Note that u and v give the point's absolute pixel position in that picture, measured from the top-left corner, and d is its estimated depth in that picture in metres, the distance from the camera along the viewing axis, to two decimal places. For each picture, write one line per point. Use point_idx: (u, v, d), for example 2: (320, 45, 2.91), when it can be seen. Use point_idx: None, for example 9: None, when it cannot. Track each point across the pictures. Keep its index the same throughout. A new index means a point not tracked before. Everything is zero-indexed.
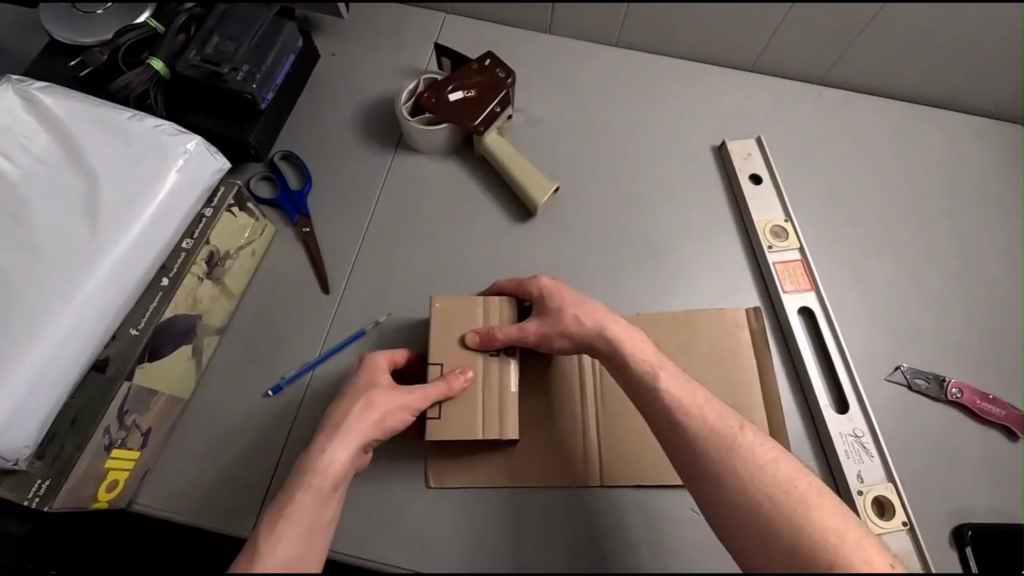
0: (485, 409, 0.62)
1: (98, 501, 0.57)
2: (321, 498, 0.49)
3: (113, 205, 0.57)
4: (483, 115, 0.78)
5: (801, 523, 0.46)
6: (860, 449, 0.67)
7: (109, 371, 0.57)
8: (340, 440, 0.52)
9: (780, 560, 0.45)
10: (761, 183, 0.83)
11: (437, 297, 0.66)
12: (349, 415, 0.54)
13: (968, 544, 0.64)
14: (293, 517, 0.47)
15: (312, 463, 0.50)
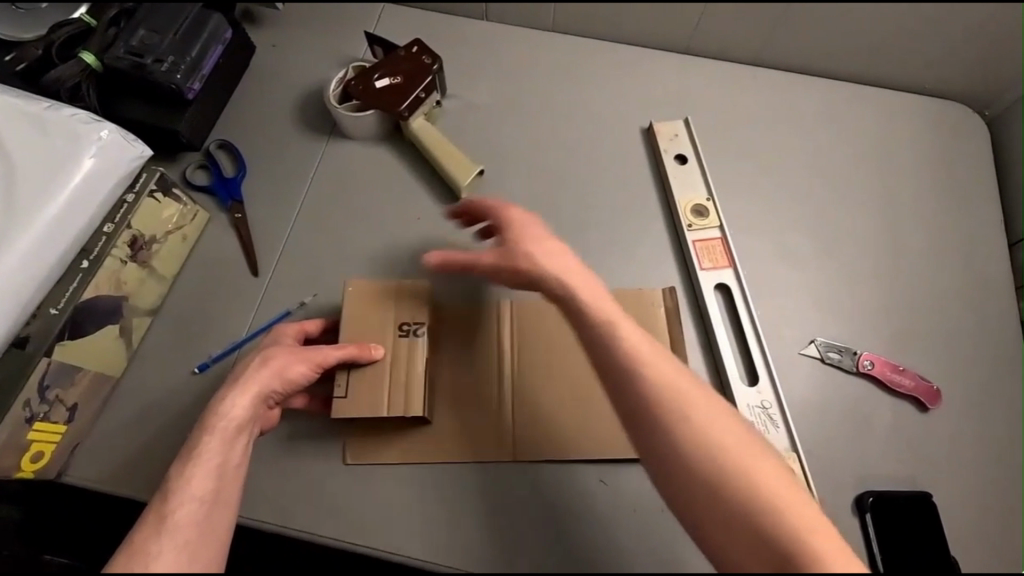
0: (392, 385, 0.63)
1: (24, 471, 0.61)
2: (225, 442, 0.54)
3: (27, 191, 0.60)
4: (408, 101, 0.80)
5: (684, 434, 0.47)
6: (767, 420, 0.69)
7: (28, 347, 0.60)
8: (240, 393, 0.57)
9: (666, 440, 0.48)
10: (687, 162, 0.84)
11: (353, 280, 0.69)
12: (249, 370, 0.58)
13: (868, 511, 0.65)
14: (202, 457, 0.53)
15: (217, 415, 0.55)
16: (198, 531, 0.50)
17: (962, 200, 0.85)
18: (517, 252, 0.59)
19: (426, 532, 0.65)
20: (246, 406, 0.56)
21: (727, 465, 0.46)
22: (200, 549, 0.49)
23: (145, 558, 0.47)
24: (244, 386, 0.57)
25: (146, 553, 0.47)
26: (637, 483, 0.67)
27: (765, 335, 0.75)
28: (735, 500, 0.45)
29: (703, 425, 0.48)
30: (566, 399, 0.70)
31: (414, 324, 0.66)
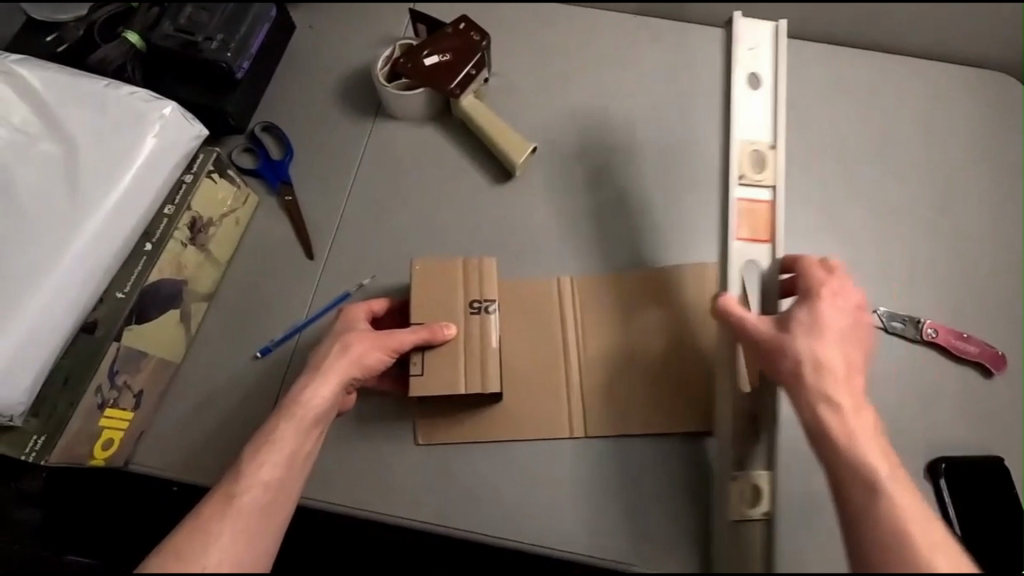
0: (467, 363, 0.63)
1: (95, 459, 0.60)
2: (301, 431, 0.53)
3: (92, 170, 0.58)
4: (459, 79, 0.79)
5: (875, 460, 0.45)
6: (731, 425, 0.59)
7: (98, 333, 0.59)
8: (323, 383, 0.56)
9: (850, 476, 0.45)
10: (760, 86, 0.67)
11: (417, 260, 0.68)
12: (328, 360, 0.58)
13: (941, 475, 0.66)
14: (276, 443, 0.52)
15: (293, 402, 0.54)
16: (258, 521, 0.48)
17: (1017, 166, 0.84)
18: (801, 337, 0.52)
19: (501, 510, 0.65)
20: (325, 394, 0.56)
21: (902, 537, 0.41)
22: (257, 540, 0.48)
23: (203, 540, 0.46)
24: (325, 375, 0.56)
25: (204, 536, 0.46)
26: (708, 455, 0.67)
27: None
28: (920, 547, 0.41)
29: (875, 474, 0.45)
30: (638, 374, 0.69)
31: (485, 301, 0.65)
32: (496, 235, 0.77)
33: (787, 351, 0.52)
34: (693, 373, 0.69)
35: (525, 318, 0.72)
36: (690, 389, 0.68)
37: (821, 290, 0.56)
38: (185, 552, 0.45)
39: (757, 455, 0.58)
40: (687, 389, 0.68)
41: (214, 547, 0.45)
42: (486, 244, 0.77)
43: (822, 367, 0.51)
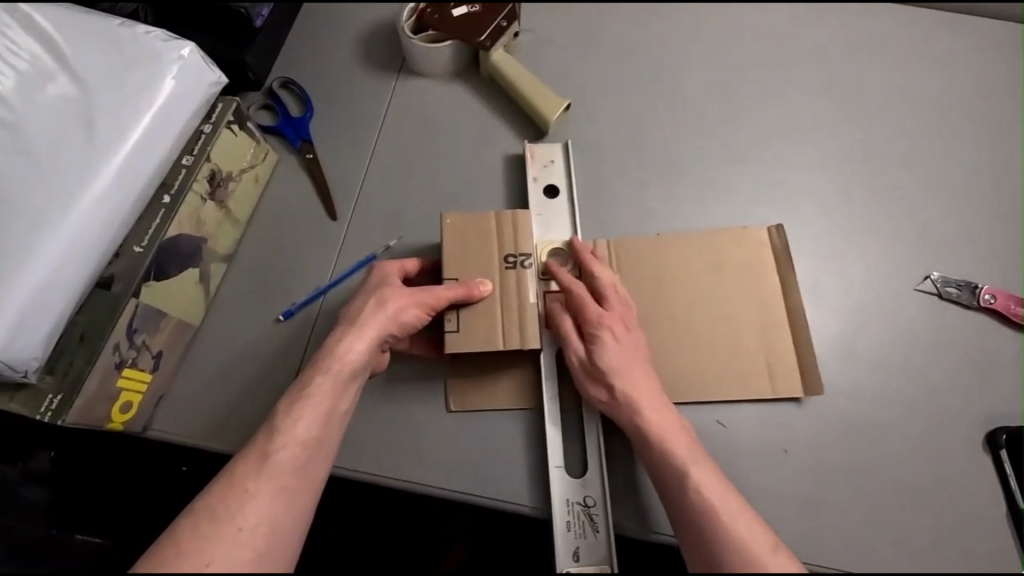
0: (504, 321, 0.59)
1: (113, 422, 0.56)
2: (337, 387, 0.51)
3: (108, 114, 0.55)
4: (489, 30, 0.74)
5: (708, 511, 0.48)
6: (586, 522, 0.57)
7: (115, 288, 0.56)
8: (357, 338, 0.53)
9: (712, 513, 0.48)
10: (557, 196, 0.72)
11: (448, 214, 0.64)
12: (362, 310, 0.55)
13: (1002, 447, 0.62)
14: (310, 397, 0.49)
15: (323, 356, 0.52)
16: (296, 478, 0.46)
17: None
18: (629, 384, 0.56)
19: (543, 481, 0.60)
20: (357, 349, 0.53)
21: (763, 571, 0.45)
22: (295, 499, 0.45)
23: (238, 499, 0.43)
24: (358, 328, 0.54)
25: (240, 495, 0.43)
26: (756, 425, 0.64)
27: (877, 272, 0.71)
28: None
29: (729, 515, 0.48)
30: (680, 338, 0.66)
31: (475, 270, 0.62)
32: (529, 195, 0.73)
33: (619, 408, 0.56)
34: (737, 339, 0.66)
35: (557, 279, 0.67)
36: (732, 353, 0.65)
37: (612, 335, 0.58)
38: (219, 512, 0.42)
39: (585, 552, 0.56)
40: (728, 354, 0.65)
41: (251, 507, 0.43)
42: (518, 205, 0.73)
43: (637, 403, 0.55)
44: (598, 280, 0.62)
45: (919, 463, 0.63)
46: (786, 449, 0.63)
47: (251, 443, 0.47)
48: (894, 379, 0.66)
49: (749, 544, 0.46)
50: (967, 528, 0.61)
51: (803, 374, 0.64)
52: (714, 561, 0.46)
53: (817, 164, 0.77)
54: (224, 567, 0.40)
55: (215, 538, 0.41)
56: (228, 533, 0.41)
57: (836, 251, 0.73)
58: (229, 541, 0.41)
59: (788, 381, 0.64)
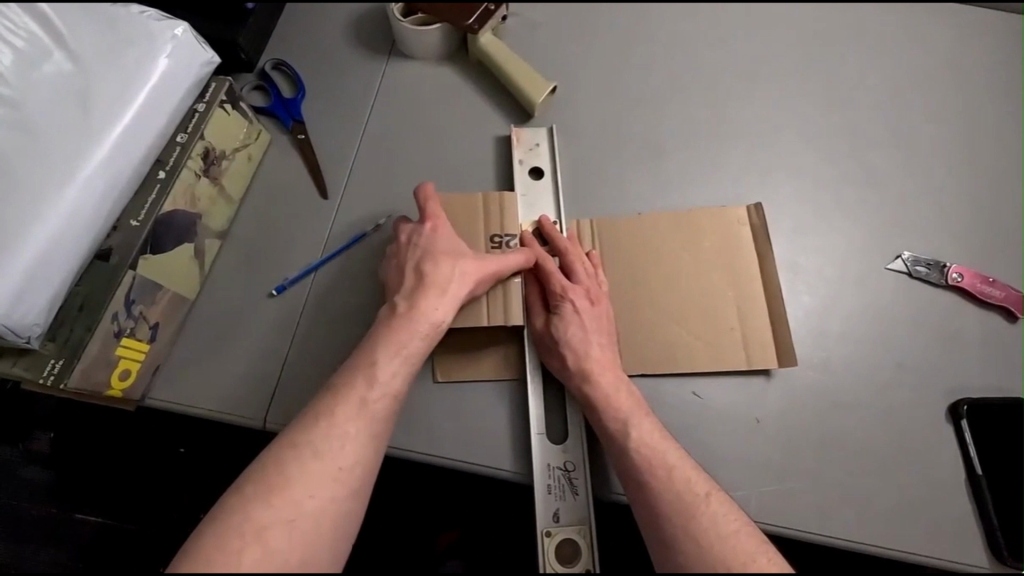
0: (489, 297, 0.62)
1: (112, 389, 0.58)
2: (426, 345, 0.54)
3: (105, 91, 0.57)
4: (477, 13, 0.76)
5: (649, 468, 0.54)
6: (565, 485, 0.60)
7: (112, 260, 0.59)
8: (447, 297, 0.56)
9: (654, 477, 0.53)
10: (542, 177, 0.74)
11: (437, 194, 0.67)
12: (450, 270, 0.57)
13: (963, 417, 0.65)
14: (402, 354, 0.52)
15: (406, 314, 0.55)
16: (383, 429, 0.50)
17: None
18: (583, 363, 0.61)
19: (525, 449, 0.63)
20: (438, 307, 0.55)
21: (698, 525, 0.49)
22: (381, 440, 0.49)
23: (337, 442, 0.47)
24: (434, 288, 0.56)
25: (339, 436, 0.47)
26: (730, 396, 0.67)
27: (850, 252, 0.74)
28: (700, 529, 0.49)
29: (673, 473, 0.53)
30: (658, 312, 0.68)
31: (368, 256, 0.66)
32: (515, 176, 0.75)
33: (571, 381, 0.61)
34: (713, 314, 0.68)
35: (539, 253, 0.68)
36: (707, 328, 0.68)
37: (573, 313, 0.63)
38: (322, 451, 0.46)
39: (565, 513, 0.59)
40: (704, 329, 0.68)
41: (348, 445, 0.47)
42: (503, 186, 0.75)
43: (591, 367, 0.61)
44: (568, 256, 0.67)
45: (884, 433, 0.66)
46: (759, 419, 0.66)
47: (347, 389, 0.49)
48: (864, 355, 0.69)
49: (684, 493, 0.52)
50: (927, 495, 0.63)
51: (775, 347, 0.67)
52: (654, 512, 0.52)
53: (798, 148, 0.79)
54: (326, 500, 0.45)
55: (316, 474, 0.45)
56: (330, 470, 0.45)
57: (813, 232, 0.75)
58: (330, 478, 0.45)
59: (761, 354, 0.67)
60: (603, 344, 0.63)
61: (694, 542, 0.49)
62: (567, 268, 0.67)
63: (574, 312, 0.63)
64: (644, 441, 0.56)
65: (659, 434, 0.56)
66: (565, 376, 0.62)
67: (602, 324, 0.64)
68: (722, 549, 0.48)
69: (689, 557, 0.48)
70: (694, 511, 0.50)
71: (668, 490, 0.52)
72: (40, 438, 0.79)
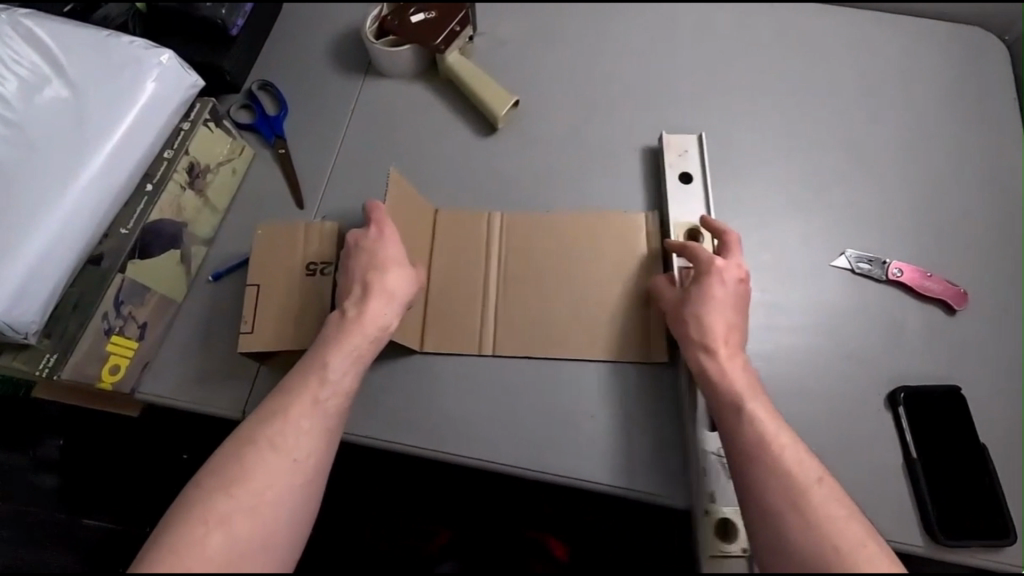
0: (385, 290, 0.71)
1: (103, 383, 0.64)
2: (367, 345, 0.61)
3: (98, 113, 0.63)
4: (444, 34, 0.82)
5: (746, 430, 0.56)
6: None
7: (103, 264, 0.65)
8: (390, 301, 0.64)
9: (767, 458, 0.53)
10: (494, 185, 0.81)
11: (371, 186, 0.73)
12: (392, 276, 0.65)
13: (900, 404, 0.69)
14: (344, 353, 0.59)
15: (355, 318, 0.62)
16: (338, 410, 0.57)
17: (988, 116, 0.86)
18: (713, 337, 0.62)
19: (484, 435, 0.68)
20: (385, 311, 0.63)
21: (805, 510, 0.50)
22: (332, 434, 0.56)
23: (295, 424, 0.53)
24: (373, 295, 0.63)
25: (292, 429, 0.53)
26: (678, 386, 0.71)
27: (796, 250, 0.78)
28: (802, 512, 0.50)
29: (768, 453, 0.53)
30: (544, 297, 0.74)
31: (321, 264, 0.68)
32: (663, 178, 0.81)
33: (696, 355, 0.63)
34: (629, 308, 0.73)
35: (452, 242, 0.76)
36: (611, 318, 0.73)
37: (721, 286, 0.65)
38: (275, 442, 0.52)
39: None
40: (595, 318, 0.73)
41: (302, 442, 0.53)
42: (645, 189, 0.81)
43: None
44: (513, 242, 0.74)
45: (827, 421, 0.69)
46: None
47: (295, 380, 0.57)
48: (811, 347, 0.73)
49: (794, 474, 0.52)
50: (869, 478, 0.67)
51: (665, 340, 0.72)
52: (745, 472, 0.53)
53: (751, 154, 0.84)
54: (281, 486, 0.50)
55: (271, 458, 0.51)
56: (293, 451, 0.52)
57: (763, 232, 0.79)
58: (284, 461, 0.51)
59: (656, 344, 0.72)
60: (737, 319, 0.64)
61: (802, 525, 0.49)
62: (722, 248, 0.70)
63: (722, 285, 0.65)
64: (763, 421, 0.56)
65: (769, 415, 0.57)
66: (694, 353, 0.63)
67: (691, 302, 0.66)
68: (828, 532, 0.48)
69: (792, 536, 0.49)
70: (805, 495, 0.51)
71: (777, 469, 0.52)
72: (48, 446, 0.90)
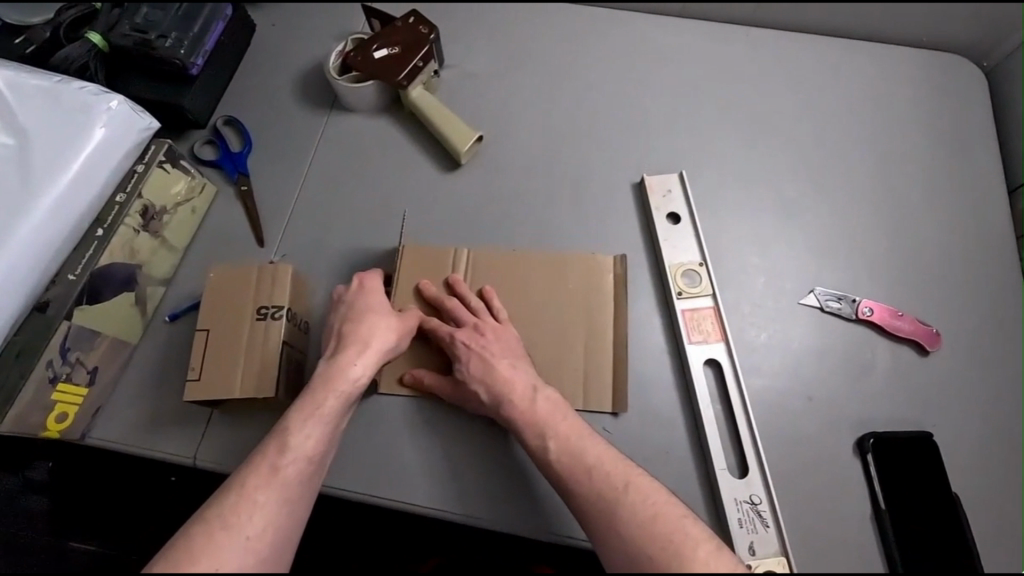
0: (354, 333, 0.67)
1: (48, 431, 0.63)
2: (339, 404, 0.61)
3: (45, 160, 0.63)
4: (407, 70, 0.81)
5: (630, 517, 0.53)
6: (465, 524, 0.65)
7: (48, 311, 0.63)
8: (364, 356, 0.64)
9: (661, 528, 0.52)
10: (453, 222, 0.81)
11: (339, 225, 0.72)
12: (369, 329, 0.66)
13: (868, 451, 0.66)
14: (313, 417, 0.58)
15: (328, 375, 0.62)
16: (303, 479, 0.55)
17: (965, 147, 0.84)
18: (531, 415, 0.62)
19: (439, 484, 0.66)
20: (357, 363, 0.63)
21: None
22: (295, 507, 0.53)
23: (252, 498, 0.51)
24: (348, 349, 0.64)
25: (249, 505, 0.51)
26: (639, 430, 0.69)
27: (763, 287, 0.76)
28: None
29: (665, 525, 0.52)
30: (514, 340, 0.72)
31: (272, 308, 0.67)
32: (648, 217, 0.79)
33: (520, 430, 0.62)
34: (594, 357, 0.71)
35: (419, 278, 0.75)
36: (578, 365, 0.71)
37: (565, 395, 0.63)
38: (230, 520, 0.50)
39: None
40: (541, 363, 0.71)
41: (258, 515, 0.51)
42: (610, 225, 0.80)
43: (502, 390, 0.64)
44: (460, 292, 0.73)
45: (794, 469, 0.67)
46: (667, 451, 0.68)
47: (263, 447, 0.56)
48: (777, 390, 0.71)
49: (691, 545, 0.50)
50: (837, 529, 0.64)
51: (612, 391, 0.70)
52: (634, 570, 0.50)
53: (719, 187, 0.82)
54: (231, 569, 0.47)
55: (225, 537, 0.49)
56: (245, 529, 0.49)
57: (731, 267, 0.77)
58: (237, 539, 0.49)
59: (598, 396, 0.70)
60: (554, 398, 0.63)
61: None
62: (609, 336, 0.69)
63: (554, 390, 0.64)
64: (653, 496, 0.54)
65: (646, 484, 0.55)
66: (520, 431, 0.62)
67: (530, 378, 0.65)
68: None
69: None
70: (701, 565, 0.49)
71: (672, 541, 0.50)
72: (38, 469, 0.92)
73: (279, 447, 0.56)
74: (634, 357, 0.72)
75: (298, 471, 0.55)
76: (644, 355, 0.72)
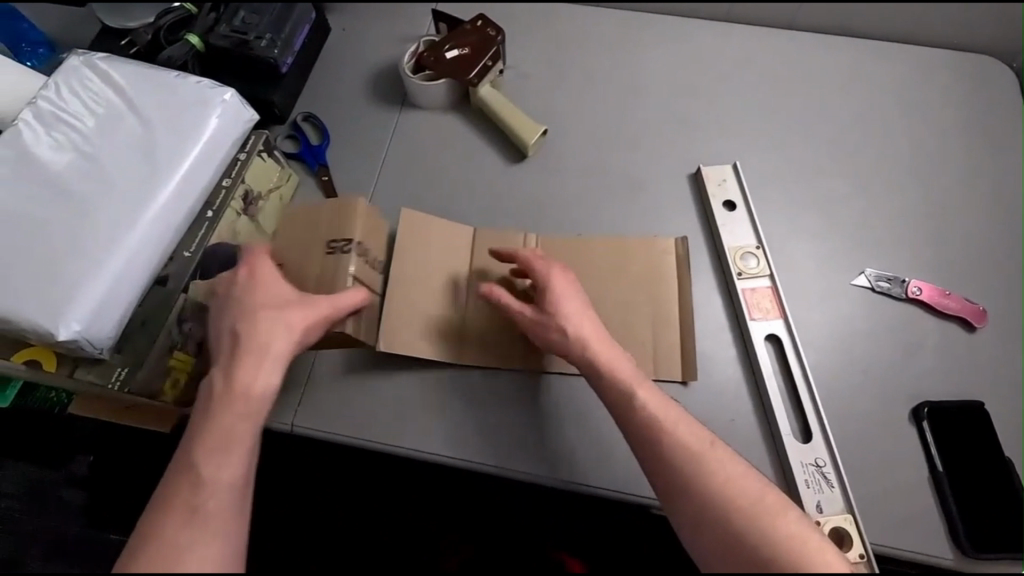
0: None
1: (166, 396, 0.68)
2: (252, 417, 0.53)
3: (168, 146, 0.69)
4: (477, 69, 0.87)
5: (704, 475, 0.56)
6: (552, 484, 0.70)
7: (169, 284, 0.69)
8: (266, 360, 0.56)
9: (737, 485, 0.55)
10: (521, 210, 0.86)
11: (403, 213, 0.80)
12: (266, 326, 0.58)
13: (924, 419, 0.71)
14: (229, 439, 0.51)
15: (225, 392, 0.53)
16: (237, 506, 0.49)
17: (1000, 140, 0.89)
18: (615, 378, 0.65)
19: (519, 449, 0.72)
20: (258, 373, 0.55)
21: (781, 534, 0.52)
22: (240, 534, 0.48)
23: (188, 545, 0.45)
24: (243, 359, 0.55)
25: (188, 553, 0.45)
26: (706, 400, 0.73)
27: (816, 269, 0.81)
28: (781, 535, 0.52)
29: (740, 484, 0.55)
30: None
31: (341, 243, 0.74)
32: (705, 204, 0.85)
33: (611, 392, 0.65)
34: (662, 332, 0.76)
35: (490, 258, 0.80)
36: (648, 338, 0.76)
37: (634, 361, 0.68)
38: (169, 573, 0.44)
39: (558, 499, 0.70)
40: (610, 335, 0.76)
41: (200, 560, 0.45)
42: (669, 213, 0.85)
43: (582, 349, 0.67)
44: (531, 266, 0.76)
45: (852, 437, 0.71)
46: (733, 420, 0.72)
47: (179, 485, 0.48)
48: (834, 365, 0.75)
49: (766, 503, 0.54)
50: (898, 491, 0.68)
51: (681, 362, 0.75)
52: (706, 523, 0.54)
53: (770, 178, 0.87)
54: None
55: None
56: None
57: (783, 251, 0.82)
58: None
59: (668, 367, 0.74)
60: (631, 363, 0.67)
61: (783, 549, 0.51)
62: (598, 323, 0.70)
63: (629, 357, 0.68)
64: (732, 466, 0.56)
65: (720, 444, 0.58)
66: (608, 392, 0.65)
67: (607, 342, 0.68)
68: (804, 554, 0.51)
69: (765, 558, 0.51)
70: (777, 522, 0.53)
71: (749, 499, 0.54)
72: (78, 463, 1.01)
73: (196, 480, 0.49)
74: (697, 334, 0.77)
75: (227, 502, 0.48)
76: (707, 332, 0.77)
